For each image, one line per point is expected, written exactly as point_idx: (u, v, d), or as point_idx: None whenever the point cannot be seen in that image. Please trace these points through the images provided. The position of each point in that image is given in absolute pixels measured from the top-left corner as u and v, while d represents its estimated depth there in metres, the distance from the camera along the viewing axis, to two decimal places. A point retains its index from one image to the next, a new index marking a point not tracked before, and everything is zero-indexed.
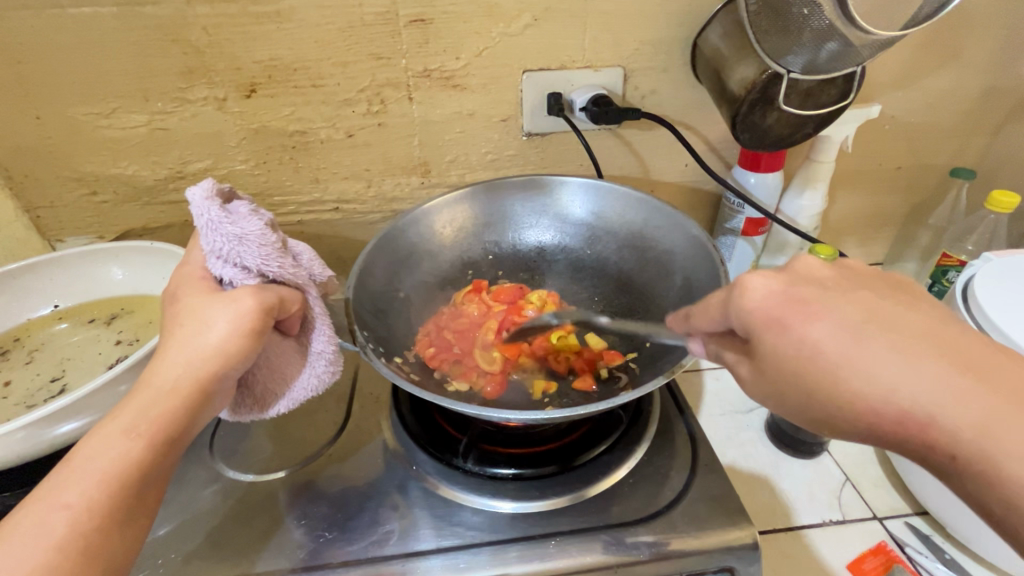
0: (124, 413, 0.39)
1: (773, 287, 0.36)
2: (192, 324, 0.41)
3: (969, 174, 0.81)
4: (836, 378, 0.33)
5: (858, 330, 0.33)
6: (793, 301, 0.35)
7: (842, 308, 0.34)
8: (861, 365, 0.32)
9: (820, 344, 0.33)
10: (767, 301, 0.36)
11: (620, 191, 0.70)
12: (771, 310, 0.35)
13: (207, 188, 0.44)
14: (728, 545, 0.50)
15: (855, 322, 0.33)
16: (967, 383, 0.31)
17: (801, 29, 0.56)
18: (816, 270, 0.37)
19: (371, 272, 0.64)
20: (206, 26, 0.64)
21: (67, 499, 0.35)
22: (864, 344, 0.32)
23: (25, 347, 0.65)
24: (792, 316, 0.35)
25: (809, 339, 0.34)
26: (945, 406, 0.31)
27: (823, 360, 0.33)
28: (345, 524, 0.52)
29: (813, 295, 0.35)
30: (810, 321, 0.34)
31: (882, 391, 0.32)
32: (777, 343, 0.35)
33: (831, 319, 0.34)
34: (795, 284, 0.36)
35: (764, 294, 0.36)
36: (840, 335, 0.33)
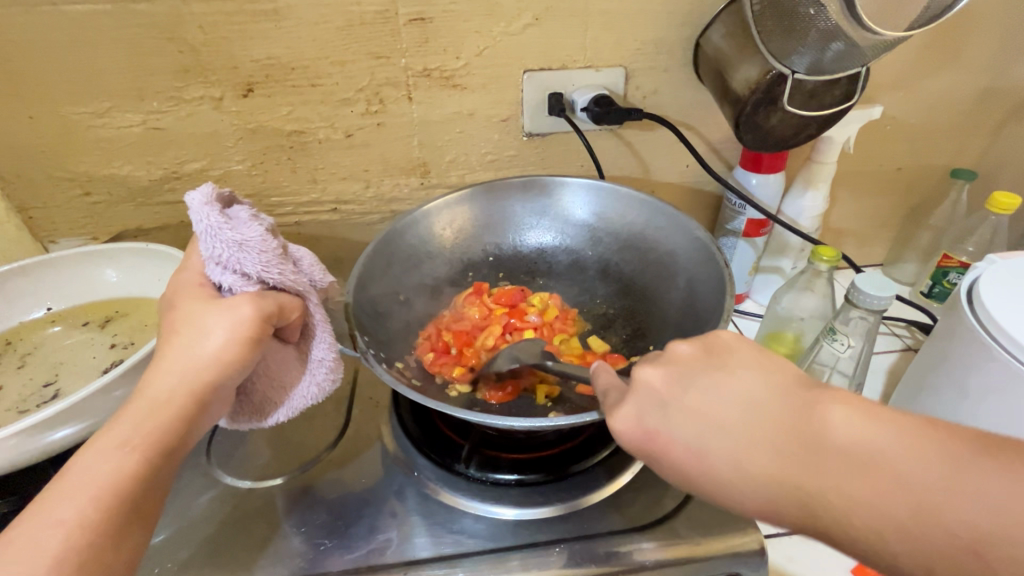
0: (118, 425, 0.38)
1: (634, 411, 0.38)
2: (189, 332, 0.40)
3: (970, 175, 0.81)
4: (704, 481, 0.34)
5: (703, 431, 0.35)
6: (650, 429, 0.37)
7: (685, 408, 0.36)
8: (715, 465, 0.34)
9: (682, 457, 0.35)
10: (634, 430, 0.37)
11: (621, 191, 0.69)
12: (639, 441, 0.37)
13: (206, 192, 0.43)
14: (734, 550, 0.49)
15: (699, 421, 0.35)
16: (799, 450, 0.32)
17: (807, 29, 0.55)
18: (655, 378, 0.38)
19: (370, 276, 0.63)
20: (203, 24, 0.63)
21: (61, 515, 0.34)
22: (710, 441, 0.34)
23: (17, 350, 0.64)
24: (653, 435, 0.37)
25: (676, 461, 0.36)
26: (793, 478, 0.32)
27: (688, 466, 0.35)
28: (344, 532, 0.51)
29: (662, 418, 0.37)
30: (667, 435, 0.36)
31: (739, 479, 0.33)
32: (659, 470, 0.37)
33: (680, 430, 0.36)
34: (648, 410, 0.37)
35: (628, 425, 0.38)
36: (693, 442, 0.35)
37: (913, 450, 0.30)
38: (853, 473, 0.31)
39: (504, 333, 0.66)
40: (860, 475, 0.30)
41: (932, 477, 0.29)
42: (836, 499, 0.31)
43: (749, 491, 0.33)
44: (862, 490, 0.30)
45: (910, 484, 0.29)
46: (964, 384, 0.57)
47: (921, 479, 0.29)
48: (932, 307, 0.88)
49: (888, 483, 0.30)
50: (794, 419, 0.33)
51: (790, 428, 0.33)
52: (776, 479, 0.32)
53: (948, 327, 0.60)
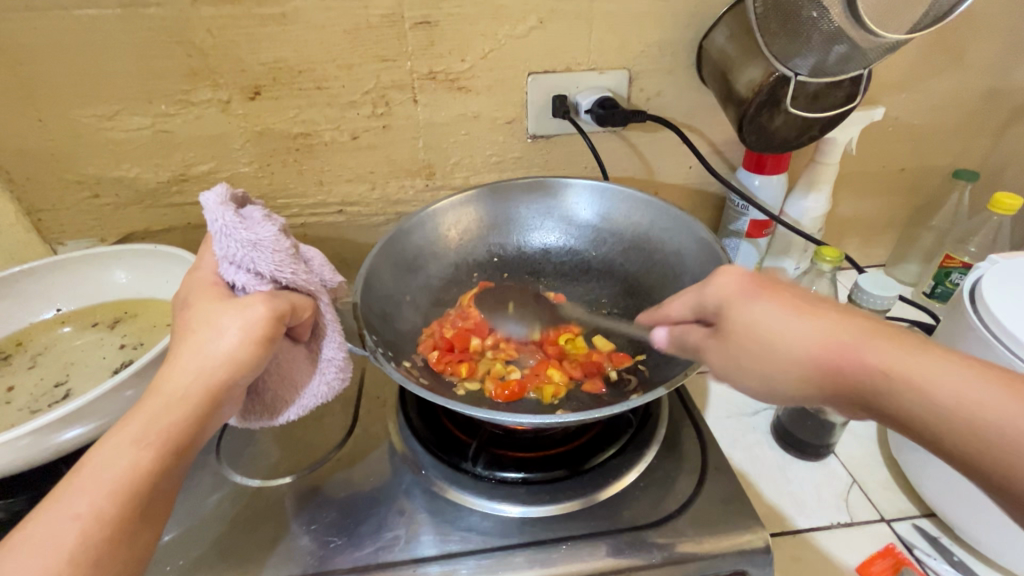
0: (133, 421, 0.38)
1: (742, 273, 0.40)
2: (204, 330, 0.41)
3: (973, 176, 0.81)
4: (783, 343, 0.37)
5: (797, 305, 0.38)
6: (752, 285, 0.40)
7: (782, 289, 0.39)
8: (803, 329, 0.37)
9: (770, 319, 0.38)
10: (734, 285, 0.40)
11: (626, 193, 0.70)
12: (737, 290, 0.40)
13: (220, 192, 0.44)
14: (740, 548, 0.50)
15: (794, 299, 0.38)
16: (887, 338, 0.35)
17: (810, 33, 0.56)
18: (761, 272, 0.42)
19: (377, 275, 0.63)
20: (211, 28, 0.63)
21: (77, 509, 0.35)
22: (803, 315, 0.37)
23: (27, 351, 0.65)
24: (746, 299, 0.39)
25: (764, 311, 0.38)
26: (878, 356, 0.35)
27: (771, 330, 0.37)
28: (353, 530, 0.52)
29: (768, 282, 0.40)
30: (761, 304, 0.38)
31: (822, 349, 0.36)
32: (740, 318, 0.39)
33: (775, 299, 0.38)
34: (754, 275, 0.40)
35: (731, 280, 0.40)
36: (786, 310, 0.38)
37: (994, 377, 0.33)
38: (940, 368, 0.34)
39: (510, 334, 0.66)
40: (943, 371, 0.34)
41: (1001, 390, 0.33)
42: (916, 381, 0.34)
43: (823, 359, 0.36)
44: (937, 374, 0.34)
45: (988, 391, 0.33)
46: None
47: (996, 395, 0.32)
48: (934, 307, 0.89)
49: (970, 385, 0.33)
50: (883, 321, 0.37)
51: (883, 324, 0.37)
52: (857, 357, 0.35)
53: (953, 328, 0.61)
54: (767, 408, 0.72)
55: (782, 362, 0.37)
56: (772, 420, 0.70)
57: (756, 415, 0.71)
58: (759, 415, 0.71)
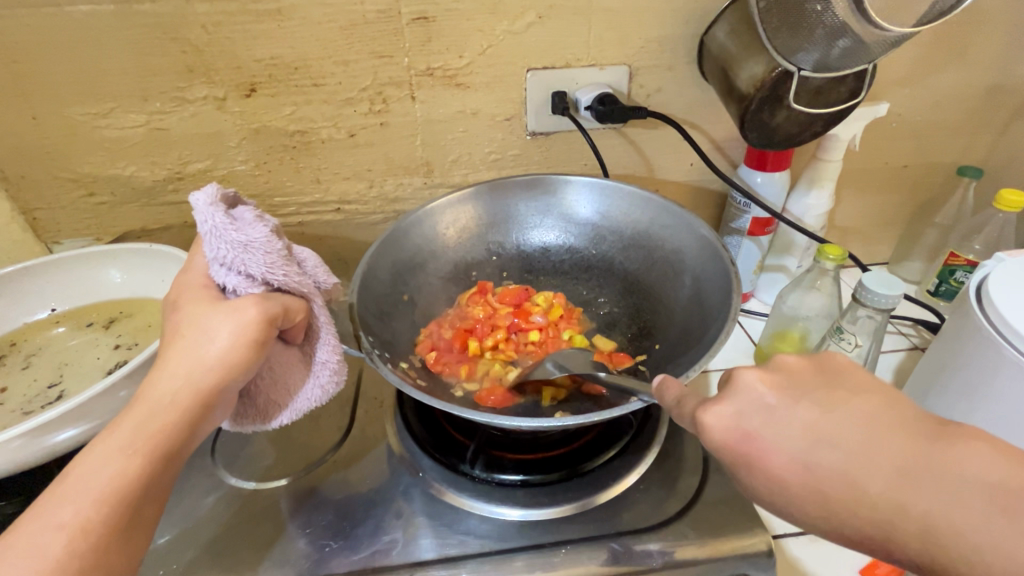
0: (121, 427, 0.38)
1: (731, 411, 0.34)
2: (194, 334, 0.40)
3: (977, 173, 0.80)
4: (798, 500, 0.32)
5: (807, 448, 0.32)
6: (749, 432, 0.33)
7: (781, 420, 0.33)
8: (823, 485, 0.31)
9: (780, 470, 0.32)
10: (730, 432, 0.34)
11: (625, 190, 0.69)
12: (734, 440, 0.34)
13: (210, 192, 0.43)
14: (742, 552, 0.49)
15: (801, 439, 0.32)
16: (918, 488, 0.29)
17: (813, 26, 0.55)
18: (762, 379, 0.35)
19: (375, 275, 0.63)
20: (206, 24, 0.63)
21: (62, 518, 0.34)
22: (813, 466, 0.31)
23: (21, 352, 0.64)
24: (748, 445, 0.33)
25: (772, 470, 0.33)
26: (911, 511, 0.29)
27: (783, 483, 0.32)
28: (349, 533, 0.51)
29: (766, 422, 0.33)
30: (765, 449, 0.33)
31: (841, 507, 0.31)
32: (749, 477, 0.34)
33: (781, 442, 0.32)
34: (748, 412, 0.34)
35: (724, 426, 0.34)
36: (794, 461, 0.32)
37: None
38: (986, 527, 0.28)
39: (508, 334, 0.65)
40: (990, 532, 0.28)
41: None
42: (955, 537, 0.29)
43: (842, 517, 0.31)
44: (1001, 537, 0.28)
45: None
46: (976, 388, 0.57)
47: None
48: (938, 305, 0.88)
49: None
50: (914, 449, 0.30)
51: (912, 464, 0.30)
52: (888, 519, 0.30)
53: (958, 326, 0.60)
54: None
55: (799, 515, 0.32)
56: None
57: None
58: None
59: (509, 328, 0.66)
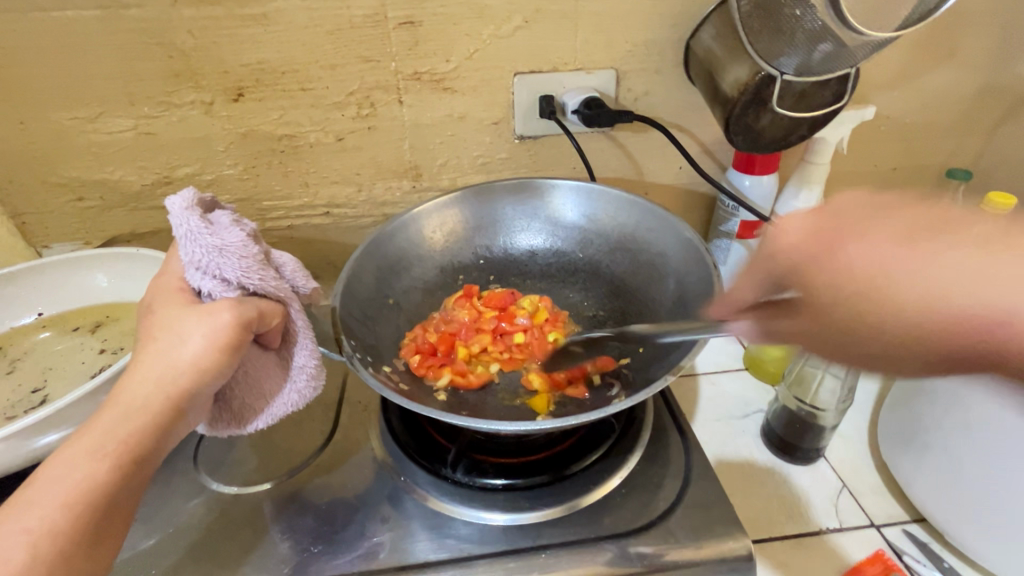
0: (91, 431, 0.37)
1: (807, 222, 0.36)
2: (166, 338, 0.40)
3: (965, 176, 0.80)
4: (886, 293, 0.31)
5: (916, 239, 0.32)
6: (831, 230, 0.35)
7: (876, 222, 0.34)
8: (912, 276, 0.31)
9: (864, 267, 0.32)
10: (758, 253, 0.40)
11: (610, 193, 0.69)
12: (808, 244, 0.35)
13: (187, 198, 0.43)
14: (723, 556, 0.49)
15: (891, 238, 0.32)
16: None
17: (794, 30, 0.55)
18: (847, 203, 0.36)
19: (359, 279, 0.63)
20: (192, 29, 0.63)
21: (28, 523, 0.34)
22: (883, 253, 0.32)
23: (6, 357, 0.64)
24: (836, 248, 0.34)
25: (847, 262, 0.33)
26: None
27: (869, 276, 0.32)
28: (331, 537, 0.51)
29: (859, 225, 0.34)
30: (845, 247, 0.34)
31: (967, 301, 0.29)
32: (802, 273, 0.36)
33: (872, 235, 0.33)
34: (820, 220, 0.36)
35: (799, 230, 0.36)
36: (892, 249, 0.32)
37: None
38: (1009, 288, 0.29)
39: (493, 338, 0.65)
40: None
41: None
42: None
43: (857, 291, 0.32)
44: None
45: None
46: None
47: None
48: None
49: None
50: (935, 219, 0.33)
51: None
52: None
53: None
54: (759, 411, 0.71)
55: (851, 304, 0.33)
56: (762, 424, 0.69)
57: (746, 419, 0.70)
58: (749, 419, 0.70)
59: (495, 334, 0.65)
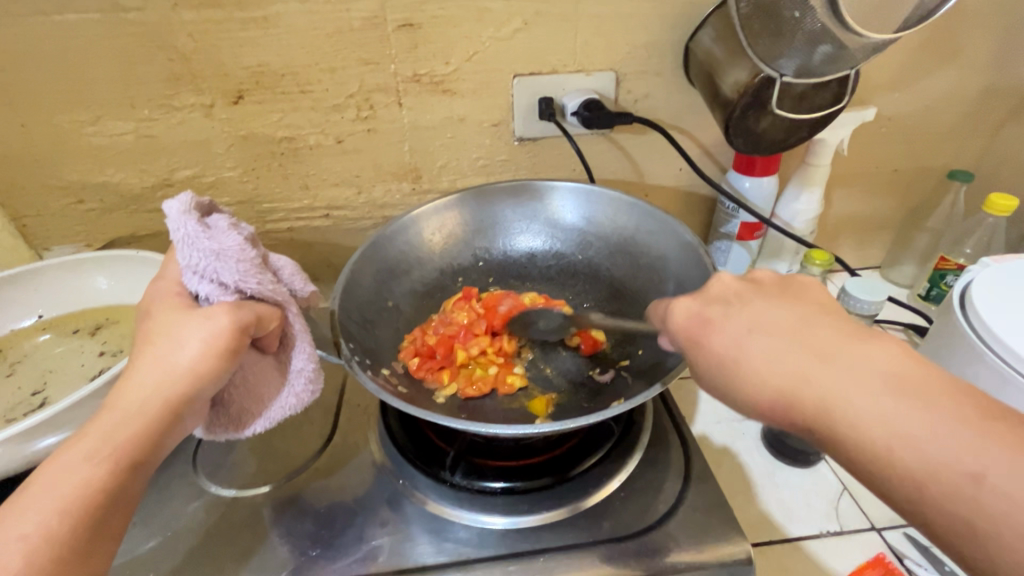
0: (88, 436, 0.37)
1: (691, 306, 0.44)
2: (164, 343, 0.40)
3: (966, 177, 0.80)
4: (741, 375, 0.39)
5: (757, 331, 0.40)
6: (703, 317, 0.43)
7: (743, 311, 0.41)
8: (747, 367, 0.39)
9: (726, 352, 0.40)
10: (687, 318, 0.44)
11: (610, 195, 0.69)
12: (690, 322, 0.44)
13: (185, 201, 0.43)
14: (723, 561, 0.49)
15: (752, 323, 0.40)
16: (934, 409, 0.33)
17: (793, 33, 0.55)
18: (724, 284, 0.44)
19: (358, 282, 0.63)
20: (192, 32, 0.63)
21: (25, 529, 0.34)
22: (754, 342, 0.39)
23: (6, 359, 0.64)
24: (702, 329, 0.42)
25: (720, 348, 0.41)
26: (827, 400, 0.35)
27: (729, 358, 0.40)
28: (329, 541, 0.51)
29: (721, 311, 0.42)
30: (715, 330, 0.41)
31: (773, 383, 0.37)
32: (698, 354, 0.42)
33: (730, 330, 0.41)
34: (708, 303, 0.44)
35: (686, 312, 0.44)
36: (738, 338, 0.40)
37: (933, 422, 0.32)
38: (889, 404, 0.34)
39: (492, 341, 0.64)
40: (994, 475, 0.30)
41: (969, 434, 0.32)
42: (856, 419, 0.34)
43: (751, 376, 0.39)
44: (854, 402, 0.35)
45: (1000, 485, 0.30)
46: None
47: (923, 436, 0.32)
48: (929, 310, 0.87)
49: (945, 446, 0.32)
50: (767, 291, 0.43)
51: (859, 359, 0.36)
52: (798, 392, 0.36)
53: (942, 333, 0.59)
54: None
55: (727, 382, 0.40)
56: (762, 427, 0.69)
57: (746, 421, 0.70)
58: (749, 421, 0.70)
59: (494, 336, 0.64)
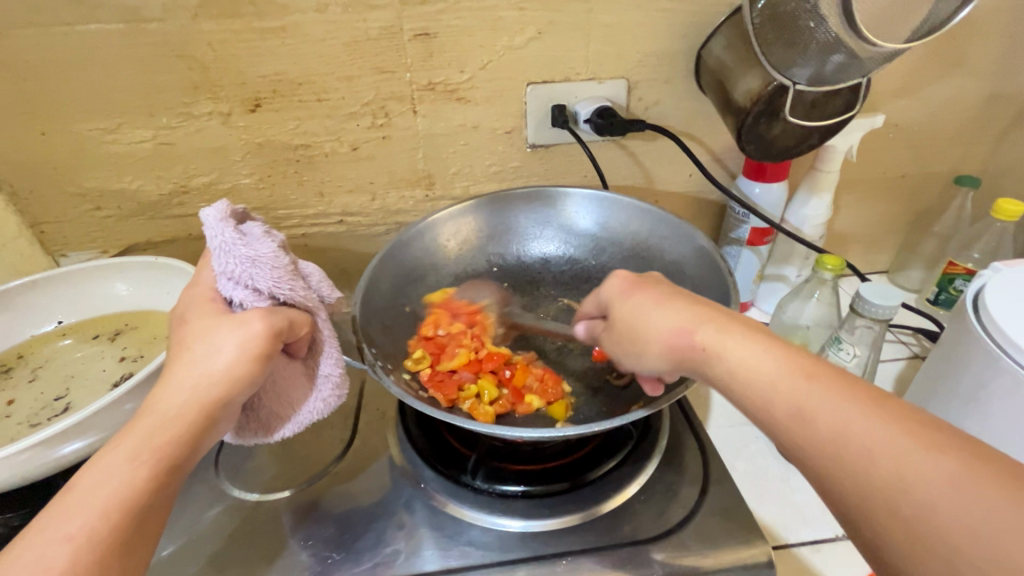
0: (128, 439, 0.38)
1: (615, 276, 0.51)
2: (199, 347, 0.41)
3: (974, 182, 0.81)
4: (643, 328, 0.45)
5: (665, 297, 0.46)
6: (623, 286, 0.49)
7: (660, 284, 0.48)
8: (653, 324, 0.45)
9: (637, 308, 0.46)
10: (613, 287, 0.50)
11: (623, 201, 0.70)
12: (613, 289, 0.50)
13: (221, 209, 0.44)
14: (742, 563, 0.49)
15: (662, 292, 0.47)
16: (798, 364, 0.38)
17: (808, 42, 0.56)
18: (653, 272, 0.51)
19: (377, 288, 0.64)
20: (212, 42, 0.64)
21: (69, 530, 0.34)
22: (661, 302, 0.46)
23: (27, 365, 0.65)
24: (625, 292, 0.48)
25: (631, 305, 0.47)
26: (714, 351, 0.41)
27: (638, 316, 0.46)
28: (351, 545, 0.52)
29: (646, 280, 0.49)
30: (632, 294, 0.48)
31: (669, 332, 0.44)
32: (616, 314, 0.48)
33: (641, 297, 0.47)
34: (638, 275, 0.50)
35: (614, 280, 0.51)
36: (650, 300, 0.46)
37: (788, 375, 0.38)
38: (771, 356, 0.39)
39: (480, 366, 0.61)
40: (860, 416, 0.34)
41: (822, 389, 0.36)
42: (737, 364, 0.40)
43: (650, 334, 0.45)
44: (733, 354, 0.40)
45: (857, 415, 0.34)
46: (972, 396, 0.57)
47: (784, 385, 0.37)
48: (938, 314, 0.88)
49: (819, 393, 0.36)
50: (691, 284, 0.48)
51: (746, 328, 0.42)
52: (689, 337, 0.43)
53: (957, 335, 0.60)
54: None
55: (637, 341, 0.46)
56: None
57: (759, 425, 0.71)
58: None
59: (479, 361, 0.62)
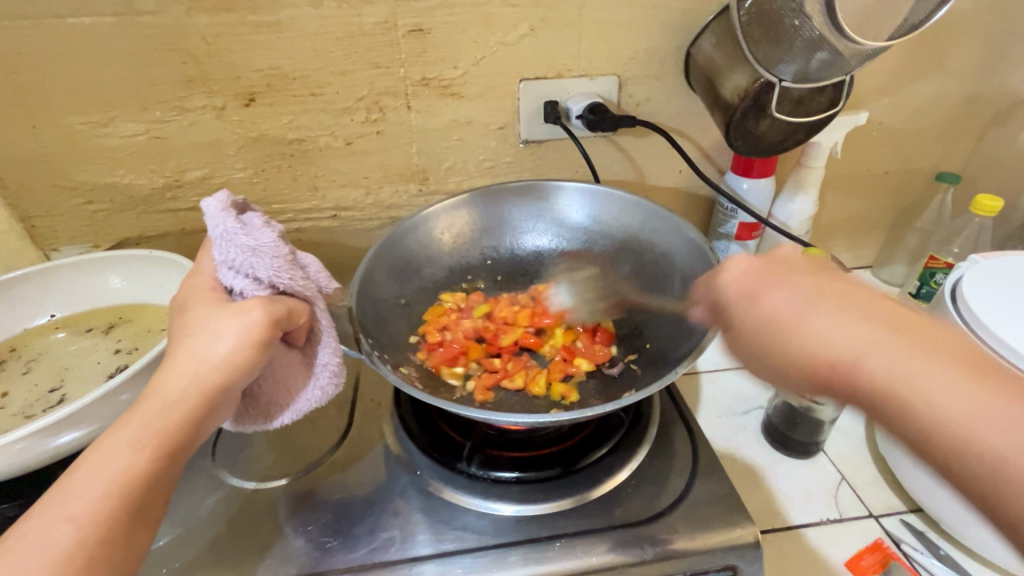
0: (131, 423, 0.39)
1: (743, 272, 0.46)
2: (201, 334, 0.42)
3: (954, 179, 0.83)
4: (794, 340, 0.41)
5: (814, 301, 0.41)
6: (755, 283, 0.45)
7: (805, 280, 0.43)
8: (810, 340, 0.40)
9: (780, 313, 0.42)
10: (741, 283, 0.46)
11: (615, 195, 0.71)
12: (746, 287, 0.45)
13: (222, 199, 0.45)
14: (730, 544, 0.51)
15: (807, 292, 0.42)
16: (984, 392, 0.34)
17: (793, 40, 0.58)
18: (787, 257, 0.46)
19: (373, 280, 0.65)
20: (206, 35, 0.64)
21: (71, 511, 0.35)
22: (808, 309, 0.41)
23: (21, 357, 0.65)
24: (761, 292, 0.44)
25: (774, 308, 0.43)
26: (881, 371, 0.37)
27: (789, 322, 0.41)
28: (348, 531, 0.52)
29: (780, 273, 0.44)
30: (771, 295, 0.43)
31: (830, 348, 0.39)
32: (750, 317, 0.44)
33: (786, 298, 0.42)
34: (767, 265, 0.45)
35: (743, 274, 0.46)
36: (798, 304, 0.42)
37: (974, 399, 0.34)
38: (963, 389, 0.35)
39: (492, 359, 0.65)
40: None
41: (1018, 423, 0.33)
42: (910, 389, 0.36)
43: (802, 348, 0.40)
44: (909, 376, 0.36)
45: None
46: None
47: (970, 417, 0.34)
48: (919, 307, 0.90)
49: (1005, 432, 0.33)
50: (836, 275, 0.43)
51: (923, 343, 0.37)
52: (855, 358, 0.38)
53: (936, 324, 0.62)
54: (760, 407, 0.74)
55: (779, 351, 0.42)
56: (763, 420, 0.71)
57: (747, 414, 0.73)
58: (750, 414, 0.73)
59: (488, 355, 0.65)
